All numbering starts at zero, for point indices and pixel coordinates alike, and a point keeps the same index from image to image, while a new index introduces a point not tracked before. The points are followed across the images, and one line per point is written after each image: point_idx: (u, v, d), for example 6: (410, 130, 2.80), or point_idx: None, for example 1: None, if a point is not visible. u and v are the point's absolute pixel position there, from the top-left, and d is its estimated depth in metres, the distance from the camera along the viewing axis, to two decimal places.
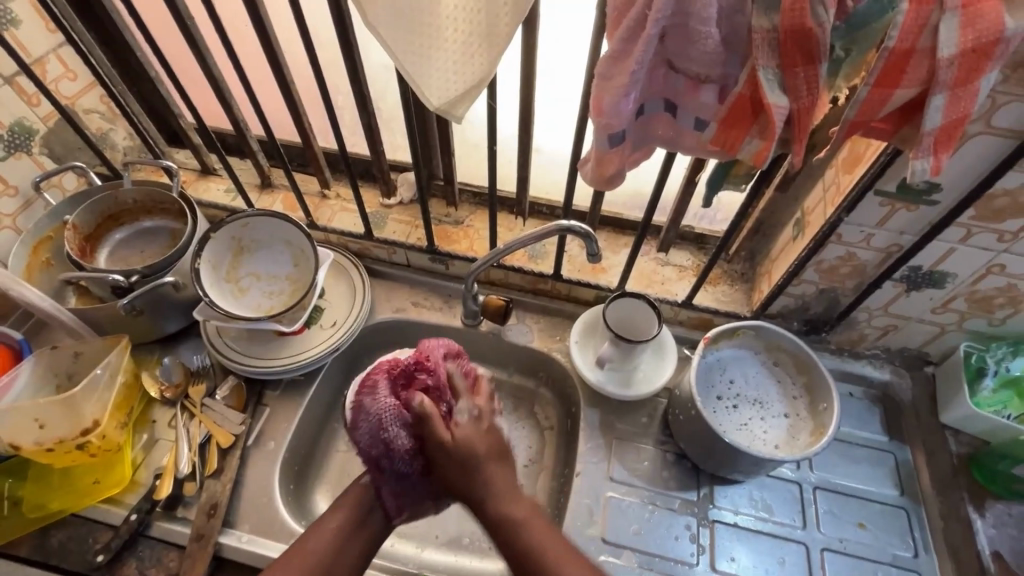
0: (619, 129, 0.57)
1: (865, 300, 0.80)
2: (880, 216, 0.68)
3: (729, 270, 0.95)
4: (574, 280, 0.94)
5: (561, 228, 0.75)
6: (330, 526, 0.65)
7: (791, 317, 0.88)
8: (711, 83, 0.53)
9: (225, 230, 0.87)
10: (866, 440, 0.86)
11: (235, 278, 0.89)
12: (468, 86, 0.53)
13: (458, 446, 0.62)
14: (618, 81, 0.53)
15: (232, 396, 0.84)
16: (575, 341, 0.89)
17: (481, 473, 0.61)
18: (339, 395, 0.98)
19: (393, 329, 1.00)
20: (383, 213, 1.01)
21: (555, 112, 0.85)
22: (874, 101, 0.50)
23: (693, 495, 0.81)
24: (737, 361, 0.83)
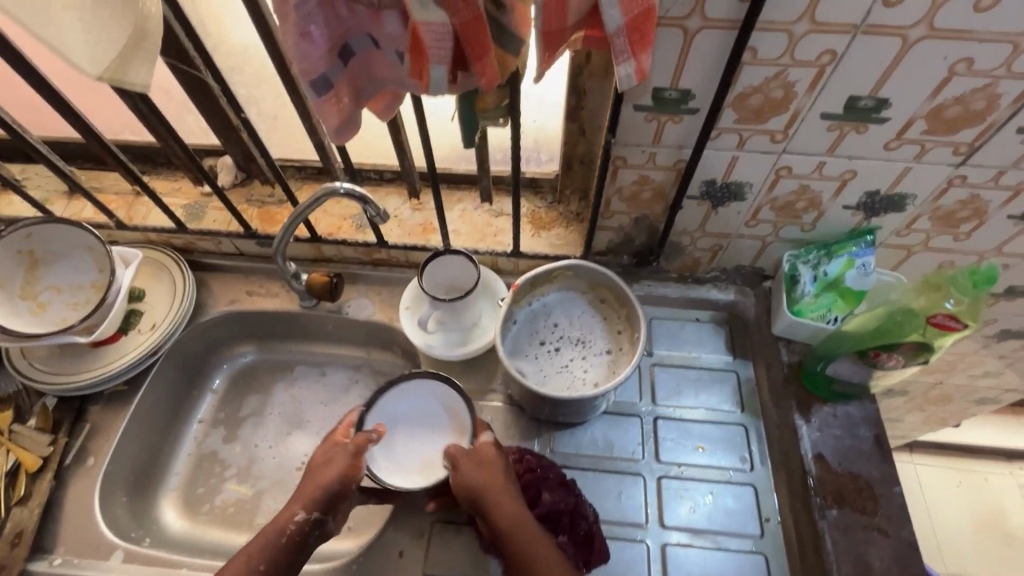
0: (319, 74, 0.51)
1: (676, 223, 0.78)
2: (652, 132, 0.64)
3: (564, 212, 0.92)
4: (404, 245, 0.91)
5: (333, 192, 0.70)
6: (264, 559, 0.63)
7: (621, 252, 0.85)
8: (390, 10, 0.48)
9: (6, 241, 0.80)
10: (707, 363, 0.86)
11: (32, 293, 0.83)
12: (119, 45, 0.47)
13: (472, 486, 0.66)
14: (290, 18, 0.48)
15: (41, 419, 0.79)
16: (407, 306, 0.87)
17: (493, 506, 0.65)
18: (186, 398, 0.94)
19: (231, 322, 0.95)
20: (203, 202, 0.96)
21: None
22: (552, 4, 0.45)
23: (534, 444, 0.80)
24: (563, 303, 0.81)
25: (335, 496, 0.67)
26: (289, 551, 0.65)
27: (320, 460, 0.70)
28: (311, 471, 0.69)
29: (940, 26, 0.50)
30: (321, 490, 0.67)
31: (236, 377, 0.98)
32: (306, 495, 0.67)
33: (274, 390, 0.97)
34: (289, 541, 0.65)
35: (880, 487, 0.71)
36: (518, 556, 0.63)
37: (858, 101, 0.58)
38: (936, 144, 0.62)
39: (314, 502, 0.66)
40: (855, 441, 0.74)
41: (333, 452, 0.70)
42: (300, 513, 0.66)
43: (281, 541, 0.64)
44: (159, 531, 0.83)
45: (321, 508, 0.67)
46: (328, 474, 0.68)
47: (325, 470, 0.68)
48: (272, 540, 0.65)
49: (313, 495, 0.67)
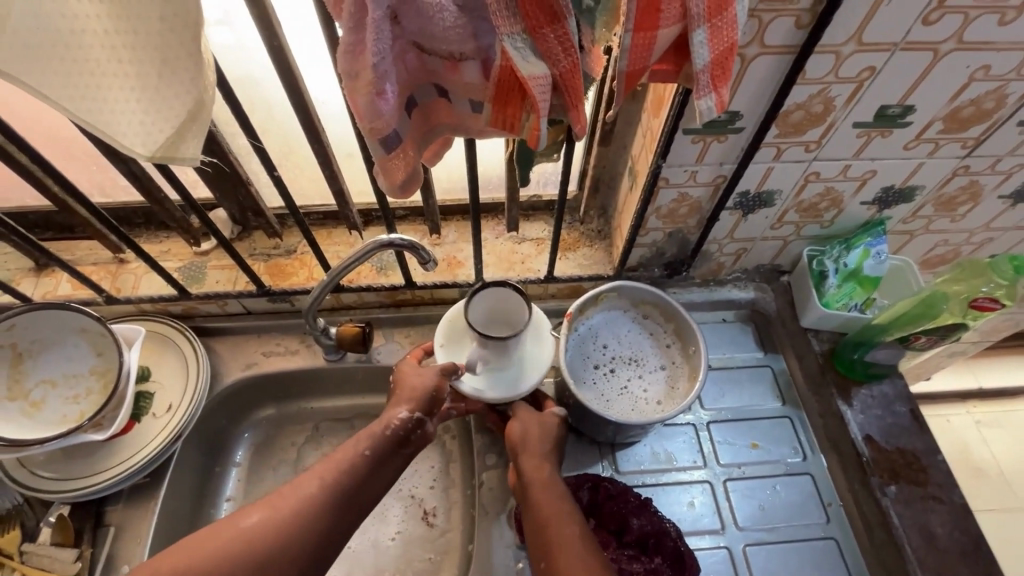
0: (389, 131, 0.49)
1: (710, 233, 0.80)
2: (697, 152, 0.66)
3: (586, 231, 0.92)
4: (431, 283, 0.87)
5: (382, 244, 0.67)
6: (359, 459, 0.66)
7: (652, 265, 0.87)
8: (469, 60, 0.46)
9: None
10: (743, 361, 0.89)
11: (22, 392, 0.73)
12: (180, 121, 0.42)
13: (517, 433, 0.72)
14: (364, 78, 0.45)
15: (58, 532, 0.71)
16: (441, 344, 0.78)
17: (524, 457, 0.70)
18: (209, 478, 0.86)
19: (249, 387, 0.88)
20: (200, 262, 0.88)
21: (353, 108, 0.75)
22: (640, 46, 0.45)
23: (598, 469, 0.80)
24: (608, 324, 0.81)
25: (433, 400, 0.71)
26: (392, 442, 0.69)
27: (409, 371, 0.74)
28: (408, 385, 0.72)
29: (967, 39, 0.54)
30: (420, 390, 0.71)
31: (260, 443, 0.91)
32: (406, 398, 0.71)
33: (303, 452, 0.91)
34: (395, 434, 0.69)
35: (925, 457, 0.77)
36: (535, 515, 0.64)
37: (887, 109, 0.62)
38: (948, 140, 0.67)
39: (417, 404, 0.71)
40: (894, 418, 0.80)
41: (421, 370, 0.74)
42: (401, 415, 0.70)
43: (383, 438, 0.68)
44: None
45: (423, 409, 0.71)
46: (420, 382, 0.72)
47: (416, 383, 0.72)
48: (370, 434, 0.68)
49: (416, 395, 0.71)
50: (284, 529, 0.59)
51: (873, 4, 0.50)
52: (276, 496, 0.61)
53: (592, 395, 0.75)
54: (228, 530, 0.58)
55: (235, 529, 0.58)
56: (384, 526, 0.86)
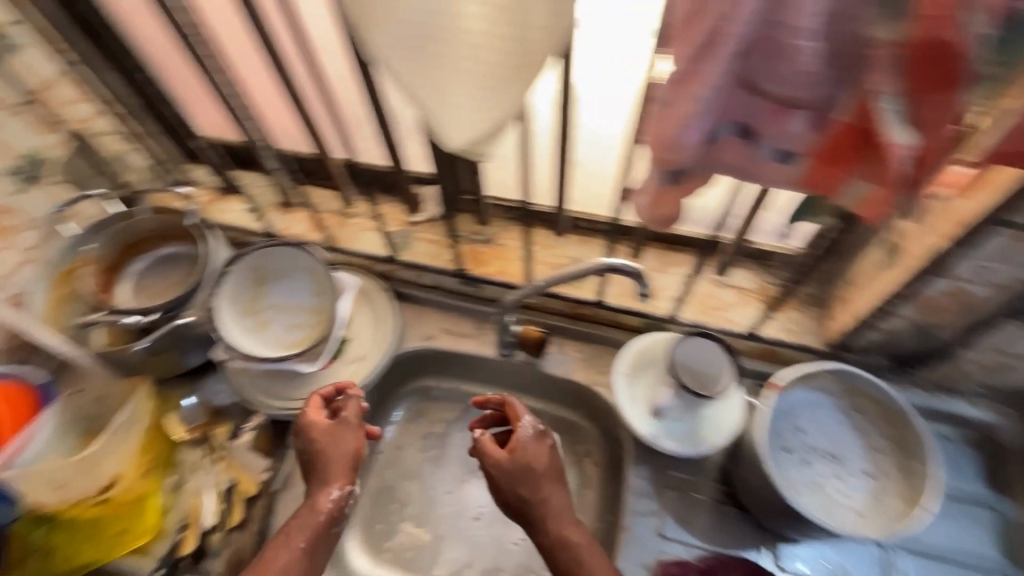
0: (681, 164, 0.46)
1: (972, 339, 0.67)
2: (1006, 249, 0.55)
3: (799, 293, 0.83)
4: (619, 306, 0.85)
5: (606, 267, 0.65)
6: (287, 550, 0.63)
7: (875, 352, 0.76)
8: (801, 108, 0.41)
9: (245, 261, 0.82)
10: (961, 494, 0.75)
11: (256, 311, 0.84)
12: (493, 123, 0.44)
13: (512, 475, 0.65)
14: (682, 108, 0.43)
15: (259, 437, 0.80)
16: (623, 370, 0.76)
17: (538, 517, 0.64)
18: (370, 427, 0.93)
19: (424, 357, 0.93)
20: (410, 232, 0.95)
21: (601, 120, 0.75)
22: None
23: (757, 556, 0.73)
24: (811, 406, 0.72)
25: (356, 466, 0.69)
26: (325, 527, 0.65)
27: (325, 441, 0.69)
28: (324, 455, 0.68)
29: None
30: (344, 459, 0.68)
31: (416, 409, 0.96)
32: (338, 472, 0.67)
33: (452, 431, 0.95)
34: (326, 519, 0.65)
35: None
36: None
37: None
38: None
39: (345, 477, 0.68)
40: None
41: (328, 431, 0.69)
42: (336, 491, 0.66)
43: (324, 517, 0.65)
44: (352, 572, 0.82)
45: (348, 481, 0.68)
46: (342, 446, 0.69)
47: (337, 446, 0.69)
48: (309, 519, 0.65)
49: (343, 471, 0.68)
50: None
51: None
52: (262, 573, 0.61)
53: (783, 481, 0.66)
54: None
55: None
56: (509, 529, 0.86)
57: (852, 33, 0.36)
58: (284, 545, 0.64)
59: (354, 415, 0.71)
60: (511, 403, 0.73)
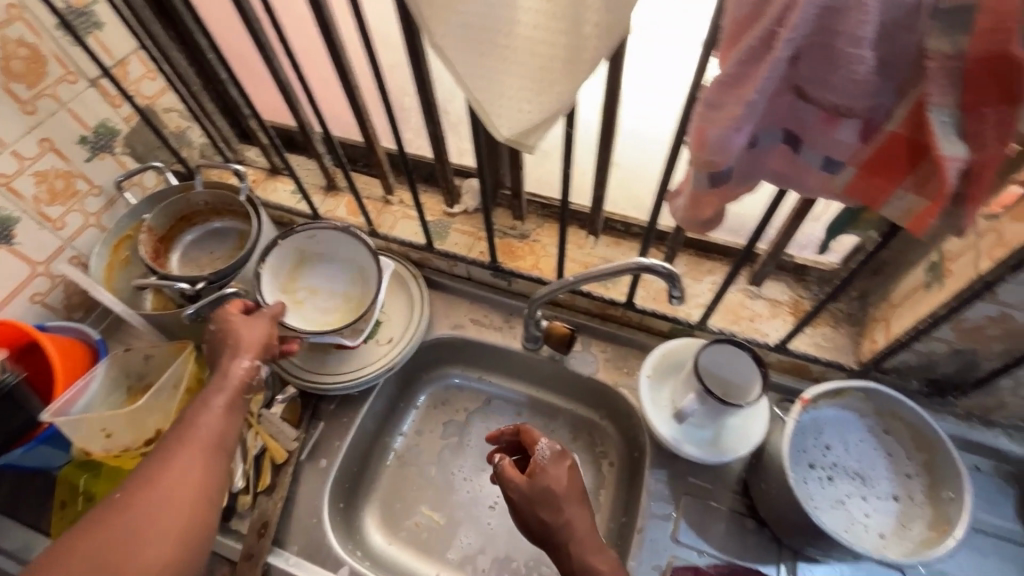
0: (724, 167, 0.47)
1: (1015, 368, 0.65)
2: None
3: (833, 309, 0.82)
4: (648, 310, 0.85)
5: (639, 267, 0.65)
6: (208, 411, 0.64)
7: (910, 375, 0.74)
8: (852, 117, 0.41)
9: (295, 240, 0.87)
10: (992, 528, 0.73)
11: (291, 288, 0.88)
12: (543, 117, 0.46)
13: (535, 496, 0.65)
14: (730, 112, 0.43)
15: (288, 410, 0.84)
16: (648, 373, 0.77)
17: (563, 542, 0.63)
18: (395, 409, 0.95)
19: (451, 345, 0.95)
20: (446, 222, 0.96)
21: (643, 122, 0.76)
22: None
23: (772, 571, 0.72)
24: (837, 424, 0.71)
25: (267, 348, 0.72)
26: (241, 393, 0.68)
27: (237, 323, 0.71)
28: (228, 334, 0.70)
29: None
30: (257, 340, 0.71)
31: (439, 396, 0.99)
32: (249, 347, 0.70)
33: (474, 420, 0.96)
34: (241, 384, 0.68)
35: None
36: None
37: None
38: None
39: (256, 352, 0.70)
40: None
41: (247, 321, 0.72)
42: (246, 361, 0.68)
43: (236, 386, 0.67)
44: (368, 547, 0.84)
45: (261, 356, 0.70)
46: (256, 332, 0.71)
47: (247, 331, 0.71)
48: (221, 387, 0.66)
49: (254, 346, 0.70)
50: (186, 480, 0.58)
51: None
52: (190, 433, 0.62)
53: (804, 496, 0.66)
54: (146, 493, 0.56)
55: (142, 503, 0.56)
56: None
57: (913, 43, 0.35)
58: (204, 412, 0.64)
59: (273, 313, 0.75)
60: (527, 429, 0.72)
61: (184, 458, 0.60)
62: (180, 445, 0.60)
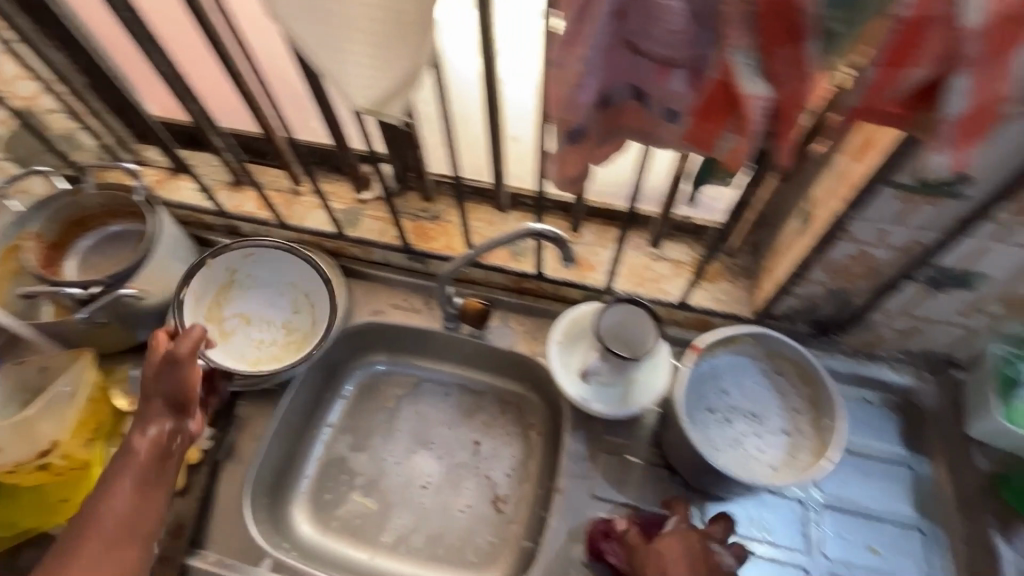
0: (578, 124, 0.49)
1: (881, 302, 0.70)
2: (897, 211, 0.58)
3: (730, 265, 0.86)
4: (558, 279, 0.87)
5: (530, 233, 0.67)
6: (119, 485, 0.63)
7: (798, 319, 0.79)
8: (680, 68, 0.44)
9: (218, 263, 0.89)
10: (879, 453, 0.79)
11: (222, 308, 0.90)
12: (389, 87, 0.47)
13: None
14: (571, 68, 0.45)
15: (201, 410, 0.82)
16: (557, 339, 0.78)
17: None
18: (320, 400, 0.94)
19: (373, 332, 0.95)
20: (357, 209, 0.96)
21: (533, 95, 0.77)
22: (880, 83, 0.41)
23: (684, 514, 0.76)
24: (733, 369, 0.75)
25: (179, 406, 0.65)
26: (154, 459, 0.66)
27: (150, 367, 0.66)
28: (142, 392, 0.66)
29: None
30: (170, 396, 0.66)
31: (366, 384, 0.98)
32: (155, 412, 0.66)
33: (402, 405, 0.97)
34: (151, 452, 0.65)
35: None
36: None
37: None
38: None
39: (162, 418, 0.67)
40: None
41: (169, 368, 0.65)
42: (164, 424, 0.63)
43: (144, 458, 0.65)
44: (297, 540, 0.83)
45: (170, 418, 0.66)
46: (186, 388, 0.66)
47: (177, 386, 0.65)
48: (129, 466, 0.64)
49: (159, 408, 0.66)
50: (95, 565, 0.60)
51: None
52: (96, 514, 0.62)
53: (701, 440, 0.70)
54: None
55: None
56: (456, 496, 0.89)
57: None
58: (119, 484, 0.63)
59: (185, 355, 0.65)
60: None
61: (90, 552, 0.60)
62: (82, 538, 0.60)
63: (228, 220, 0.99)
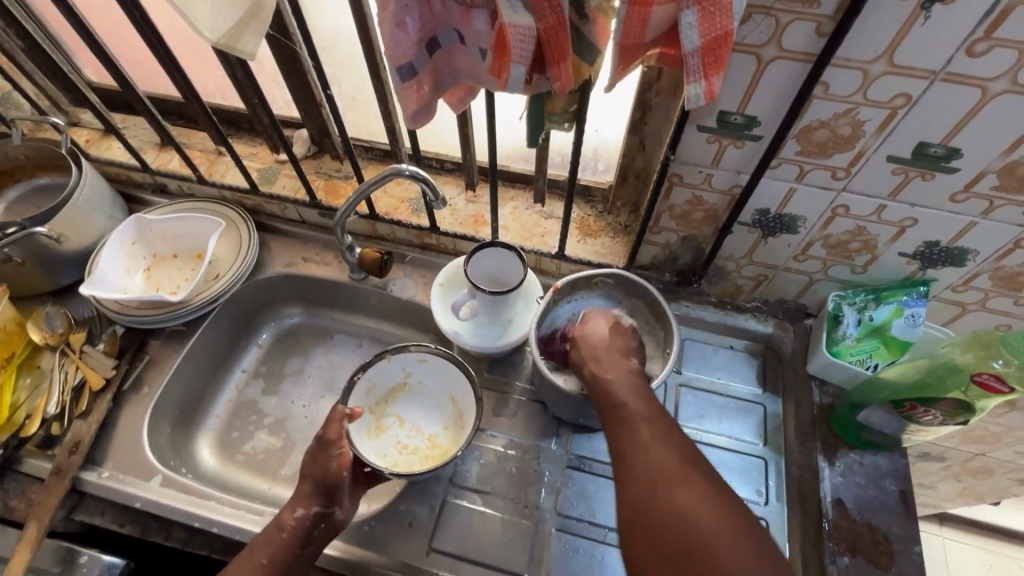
0: (404, 60, 0.55)
1: (723, 247, 0.78)
2: (711, 154, 0.65)
3: (612, 222, 0.94)
4: (455, 233, 0.94)
5: (397, 173, 0.76)
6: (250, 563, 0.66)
7: (663, 268, 0.86)
8: (480, 8, 0.51)
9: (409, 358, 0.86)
10: (735, 393, 0.86)
11: (134, 256, 0.93)
12: (238, 16, 0.54)
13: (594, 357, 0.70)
14: (387, 7, 0.52)
15: (109, 342, 0.87)
16: (441, 281, 0.86)
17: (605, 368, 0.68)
18: (234, 346, 1.00)
19: (286, 283, 1.01)
20: (276, 168, 1.02)
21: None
22: (634, 20, 0.47)
23: (552, 443, 0.82)
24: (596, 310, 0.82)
25: (330, 490, 0.71)
26: (296, 546, 0.68)
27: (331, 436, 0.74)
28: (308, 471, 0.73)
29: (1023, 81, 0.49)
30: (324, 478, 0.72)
31: (281, 335, 1.04)
32: (305, 493, 0.71)
33: (313, 353, 1.03)
34: (292, 535, 0.69)
35: (899, 543, 0.71)
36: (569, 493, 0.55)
37: (928, 148, 0.57)
38: (1006, 201, 0.60)
39: (308, 498, 0.71)
40: (879, 492, 0.74)
41: (321, 449, 0.74)
42: (301, 510, 0.70)
43: (287, 537, 0.68)
44: (198, 469, 0.89)
45: (321, 502, 0.71)
46: (321, 468, 0.72)
47: (319, 466, 0.73)
48: (275, 536, 0.68)
49: (309, 492, 0.71)
50: None
51: (908, 20, 0.48)
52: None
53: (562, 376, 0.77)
54: None
55: None
56: None
57: None
58: (247, 562, 0.66)
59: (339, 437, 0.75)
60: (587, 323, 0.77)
61: None
62: None
63: (154, 177, 1.05)
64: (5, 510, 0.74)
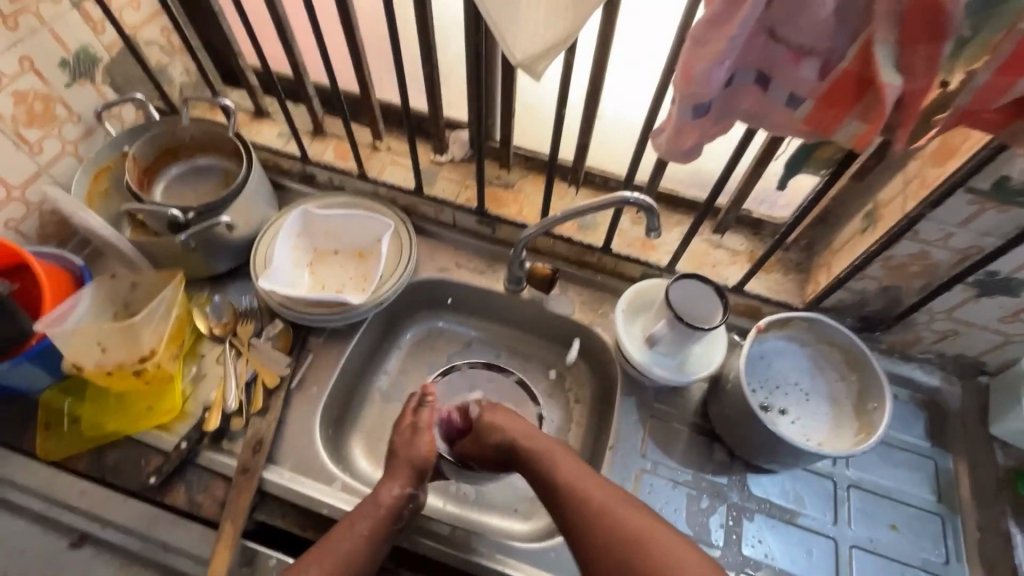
0: (705, 99, 0.53)
1: (930, 302, 0.77)
2: (966, 214, 0.65)
3: (783, 259, 0.91)
4: (623, 254, 0.92)
5: (623, 200, 0.73)
6: (353, 534, 0.67)
7: (846, 313, 0.85)
8: (814, 56, 0.49)
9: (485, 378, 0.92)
10: (910, 446, 0.85)
11: (298, 252, 0.92)
12: (548, 44, 0.51)
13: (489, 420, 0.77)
14: (714, 48, 0.49)
15: (280, 338, 0.86)
16: (622, 309, 0.85)
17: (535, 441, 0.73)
18: (379, 347, 0.99)
19: (435, 286, 0.99)
20: (433, 169, 1.00)
21: (619, 92, 0.82)
22: (993, 88, 0.46)
23: (723, 480, 0.81)
24: (782, 353, 0.82)
25: (421, 471, 0.74)
26: (390, 521, 0.69)
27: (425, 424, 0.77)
28: (396, 452, 0.75)
29: None
30: (409, 463, 0.74)
31: (422, 338, 1.03)
32: (401, 472, 0.73)
33: (452, 360, 1.02)
34: (388, 511, 0.69)
35: None
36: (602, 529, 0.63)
37: None
38: None
39: (404, 477, 0.73)
40: None
41: (415, 433, 0.76)
42: (397, 488, 0.71)
43: (386, 512, 0.69)
44: (353, 470, 0.88)
45: (413, 482, 0.73)
46: (415, 452, 0.74)
47: (411, 450, 0.75)
48: (372, 510, 0.69)
49: (405, 472, 0.73)
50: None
51: None
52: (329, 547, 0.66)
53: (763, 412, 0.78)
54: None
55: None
56: None
57: None
58: (348, 529, 0.67)
59: (429, 424, 0.78)
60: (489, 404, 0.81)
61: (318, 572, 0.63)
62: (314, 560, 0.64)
63: (306, 166, 1.02)
64: (191, 505, 0.73)
